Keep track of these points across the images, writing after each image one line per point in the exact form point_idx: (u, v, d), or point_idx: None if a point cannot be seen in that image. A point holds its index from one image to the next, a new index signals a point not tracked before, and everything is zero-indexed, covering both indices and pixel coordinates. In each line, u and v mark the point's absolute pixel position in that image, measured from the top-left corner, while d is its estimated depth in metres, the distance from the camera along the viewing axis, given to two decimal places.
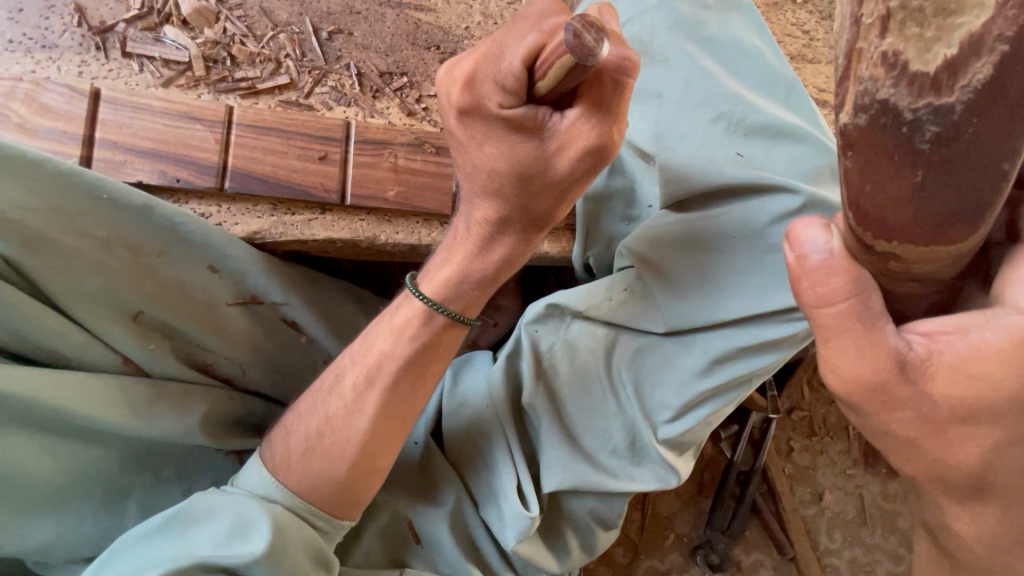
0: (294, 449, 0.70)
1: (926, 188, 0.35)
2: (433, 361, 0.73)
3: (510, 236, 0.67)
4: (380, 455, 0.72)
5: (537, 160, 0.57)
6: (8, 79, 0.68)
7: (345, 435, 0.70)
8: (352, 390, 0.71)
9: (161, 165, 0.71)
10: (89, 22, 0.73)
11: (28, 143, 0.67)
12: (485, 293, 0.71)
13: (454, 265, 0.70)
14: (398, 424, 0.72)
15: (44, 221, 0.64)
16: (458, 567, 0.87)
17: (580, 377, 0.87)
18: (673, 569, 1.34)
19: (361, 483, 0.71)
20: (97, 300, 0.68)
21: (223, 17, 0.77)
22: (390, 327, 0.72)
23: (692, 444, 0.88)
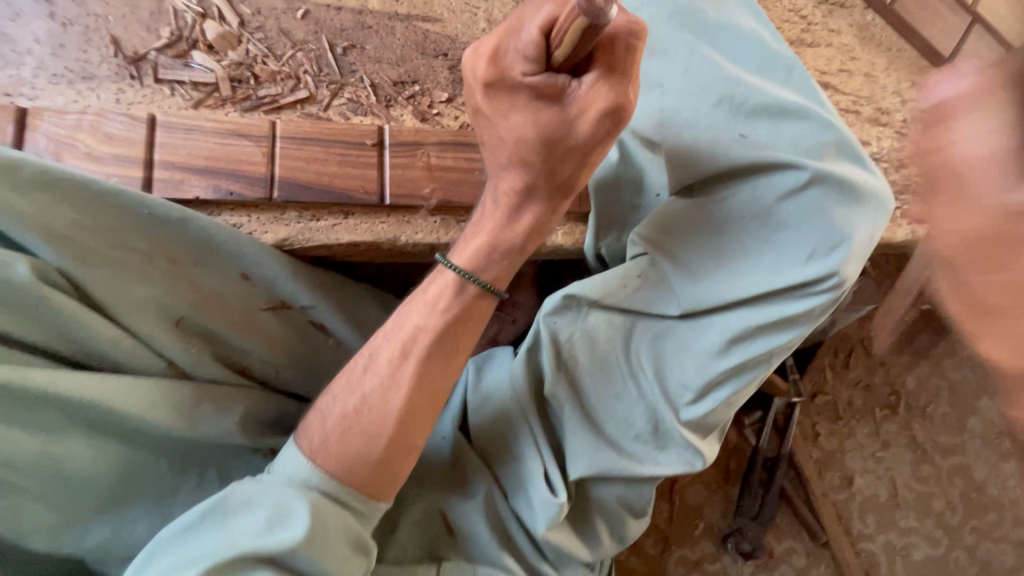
0: (331, 436, 0.73)
1: None
2: (461, 342, 0.76)
3: (536, 205, 0.70)
4: (413, 435, 0.75)
5: (560, 125, 0.62)
6: (75, 112, 0.75)
7: (381, 418, 0.73)
8: (385, 376, 0.74)
9: (215, 181, 0.77)
10: (124, 52, 0.79)
11: (96, 169, 0.74)
12: (514, 263, 0.74)
13: (483, 238, 0.72)
14: (431, 406, 0.76)
15: (93, 236, 0.69)
16: (492, 555, 0.89)
17: (600, 364, 0.89)
18: (705, 559, 1.34)
19: (396, 465, 0.74)
20: (143, 309, 0.72)
21: (244, 39, 0.82)
22: (420, 306, 0.75)
23: (718, 425, 0.88)
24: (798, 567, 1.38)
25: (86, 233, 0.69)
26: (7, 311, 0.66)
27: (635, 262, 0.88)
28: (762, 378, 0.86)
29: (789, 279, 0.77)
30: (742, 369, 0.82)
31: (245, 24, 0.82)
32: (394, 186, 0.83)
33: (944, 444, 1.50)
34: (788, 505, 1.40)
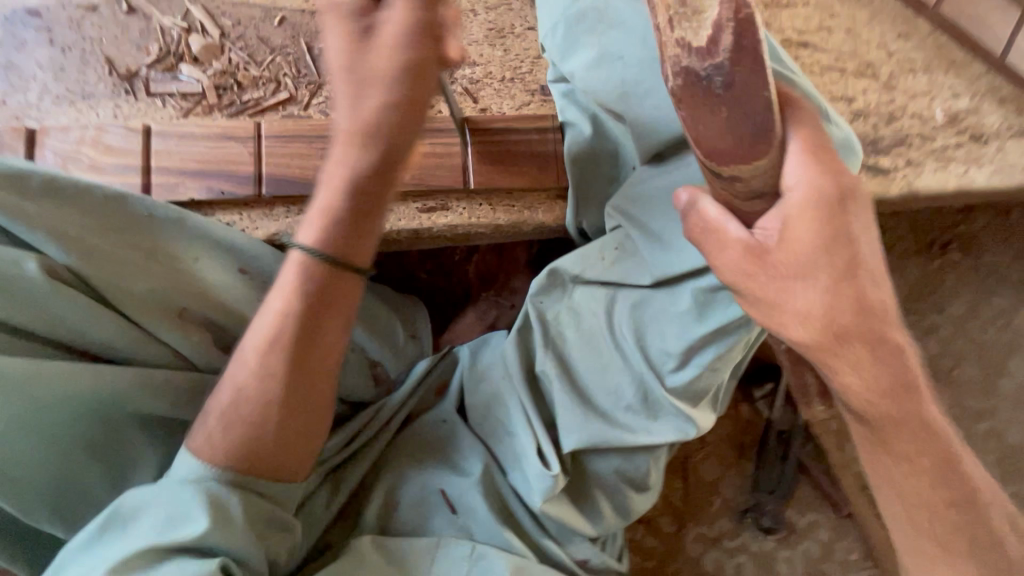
0: (218, 433, 0.71)
1: (732, 118, 0.48)
2: (327, 318, 0.73)
3: (358, 166, 0.69)
4: (292, 420, 0.73)
5: (347, 68, 0.65)
6: (78, 128, 0.81)
7: (266, 404, 0.71)
8: (257, 366, 0.72)
9: (208, 182, 0.82)
10: (118, 70, 0.85)
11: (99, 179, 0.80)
12: (325, 237, 0.71)
13: (313, 213, 0.72)
14: (310, 391, 0.74)
15: (96, 234, 0.74)
16: (494, 530, 0.89)
17: (586, 338, 0.92)
18: (723, 535, 1.32)
19: (293, 446, 0.73)
20: (146, 301, 0.76)
21: (227, 48, 0.87)
22: (281, 291, 0.72)
23: (708, 393, 0.88)
24: (823, 542, 1.34)
25: (89, 232, 0.73)
26: (18, 307, 0.70)
27: (611, 235, 0.90)
28: (744, 343, 0.85)
29: None
30: (721, 334, 0.82)
31: (227, 35, 0.88)
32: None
33: (973, 409, 1.45)
34: (807, 478, 1.36)
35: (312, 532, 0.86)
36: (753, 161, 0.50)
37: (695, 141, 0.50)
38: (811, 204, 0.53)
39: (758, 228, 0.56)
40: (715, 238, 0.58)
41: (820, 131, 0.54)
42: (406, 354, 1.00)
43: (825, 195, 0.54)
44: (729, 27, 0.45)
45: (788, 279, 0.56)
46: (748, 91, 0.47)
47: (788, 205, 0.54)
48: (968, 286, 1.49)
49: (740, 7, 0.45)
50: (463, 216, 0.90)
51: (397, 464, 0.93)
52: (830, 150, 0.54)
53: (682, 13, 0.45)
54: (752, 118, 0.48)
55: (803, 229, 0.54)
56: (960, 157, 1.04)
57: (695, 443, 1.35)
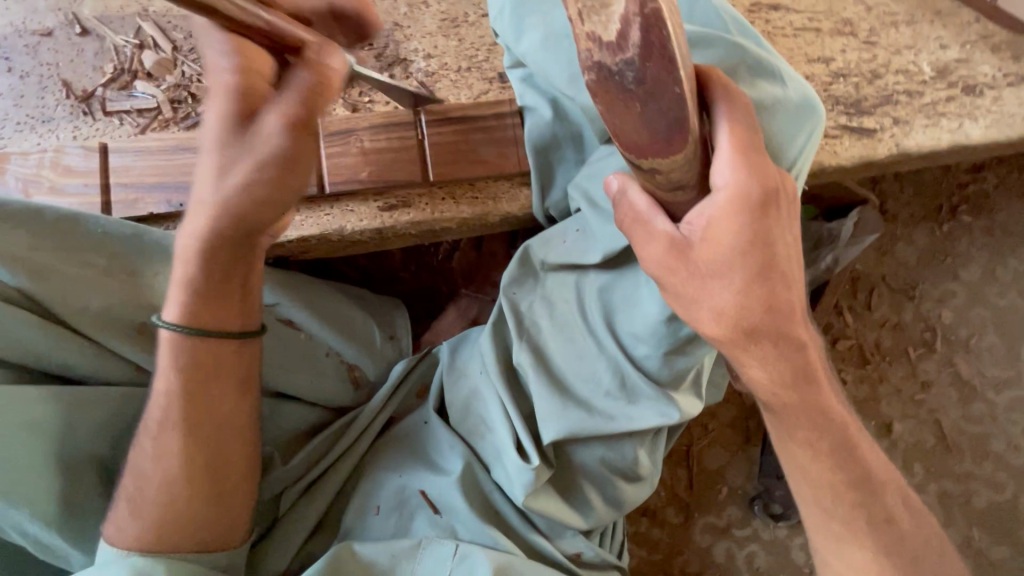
0: (133, 521, 0.71)
1: (645, 112, 0.51)
2: (215, 388, 0.76)
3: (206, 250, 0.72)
4: (193, 490, 0.73)
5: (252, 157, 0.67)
6: (38, 153, 0.82)
7: (168, 483, 0.73)
8: (153, 444, 0.74)
9: (167, 195, 0.82)
10: (75, 93, 0.86)
11: (61, 200, 0.81)
12: (210, 309, 0.75)
13: (182, 288, 0.74)
14: (213, 452, 0.75)
15: (47, 257, 0.73)
16: (476, 529, 0.86)
17: (560, 326, 0.90)
18: (733, 524, 1.27)
19: (212, 513, 0.74)
20: (101, 319, 0.75)
21: (179, 62, 0.87)
22: (162, 371, 0.75)
23: (688, 373, 0.85)
24: None
25: (38, 255, 0.73)
26: None
27: (575, 219, 0.90)
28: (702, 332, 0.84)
29: None
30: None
31: (179, 49, 0.88)
32: (333, 175, 0.85)
33: (995, 378, 1.37)
34: None
35: (295, 541, 0.85)
36: (671, 155, 0.54)
37: (615, 134, 0.54)
38: (737, 205, 0.59)
39: (684, 223, 0.62)
40: (644, 233, 0.64)
41: (749, 139, 0.59)
42: (384, 356, 0.98)
43: (751, 197, 0.59)
44: (637, 22, 0.46)
45: (705, 275, 0.62)
46: (658, 86, 0.49)
47: (714, 205, 0.60)
48: (982, 249, 1.41)
49: (646, 2, 0.46)
50: (425, 210, 0.89)
51: (377, 466, 0.91)
52: (755, 156, 0.60)
53: (591, 6, 0.46)
54: (667, 115, 0.51)
55: (723, 228, 0.60)
56: (953, 112, 0.97)
57: (697, 430, 1.30)
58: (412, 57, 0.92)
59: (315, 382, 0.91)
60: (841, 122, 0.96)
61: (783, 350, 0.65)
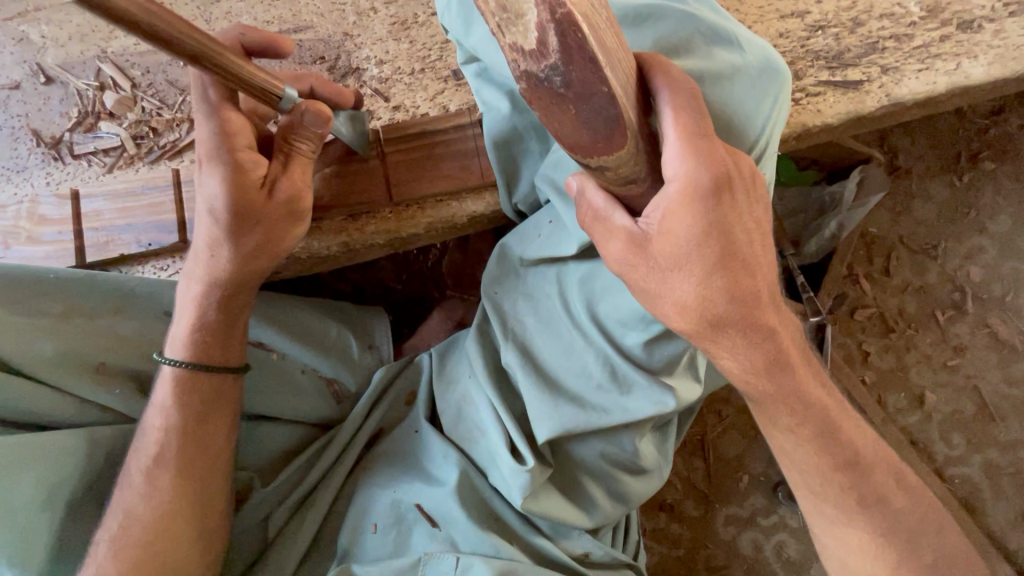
0: (106, 567, 0.69)
1: (579, 110, 0.47)
2: (211, 420, 0.76)
3: (211, 290, 0.75)
4: (179, 525, 0.73)
5: (253, 207, 0.70)
6: (15, 204, 0.84)
7: (155, 523, 0.72)
8: (143, 475, 0.73)
9: (138, 234, 0.82)
10: (45, 140, 0.88)
11: (37, 248, 0.82)
12: (225, 341, 0.77)
13: (191, 325, 0.76)
14: (204, 478, 0.75)
15: (4, 308, 0.74)
16: (476, 540, 0.83)
17: (545, 320, 0.83)
18: (757, 514, 1.21)
19: (197, 539, 0.73)
20: (57, 363, 0.74)
21: (139, 98, 0.89)
22: (159, 407, 0.75)
23: (681, 358, 0.77)
24: None
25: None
26: None
27: (547, 210, 0.84)
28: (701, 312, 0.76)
29: None
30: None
31: (138, 85, 0.90)
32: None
33: None
34: None
35: (291, 561, 0.85)
36: (617, 151, 0.51)
37: (556, 137, 0.51)
38: (689, 200, 0.55)
39: (645, 218, 0.58)
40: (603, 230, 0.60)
41: (698, 116, 0.54)
42: (363, 367, 0.97)
43: (703, 190, 0.55)
44: (552, 27, 0.43)
45: (665, 271, 0.58)
46: (588, 87, 0.46)
47: (667, 197, 0.55)
48: (1009, 197, 1.29)
49: (557, 6, 0.43)
50: (390, 220, 0.87)
51: (369, 481, 0.89)
52: (706, 137, 0.55)
53: (506, 18, 0.44)
54: (601, 113, 0.47)
55: (684, 230, 0.56)
56: (949, 52, 0.89)
57: (711, 417, 1.25)
58: (364, 65, 0.92)
59: (295, 400, 0.92)
60: (823, 78, 0.89)
61: (757, 330, 0.60)
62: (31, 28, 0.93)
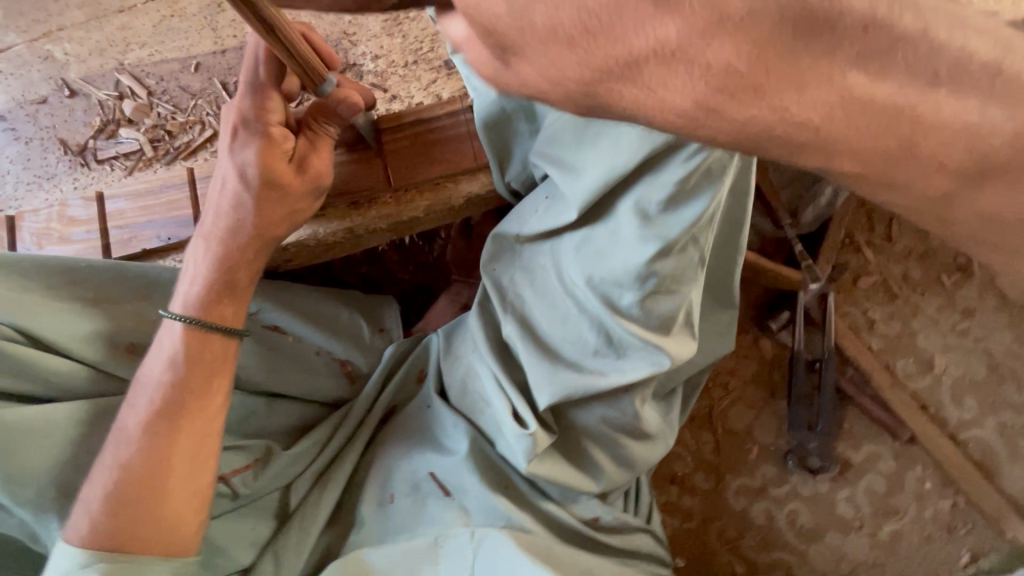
0: (99, 523, 0.73)
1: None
2: (212, 385, 0.81)
3: (217, 253, 0.80)
4: (197, 485, 0.78)
5: (275, 176, 0.76)
6: (48, 207, 0.91)
7: (153, 482, 0.76)
8: (156, 451, 0.77)
9: (160, 230, 0.88)
10: (71, 148, 0.95)
11: (70, 247, 0.88)
12: (231, 303, 0.82)
13: (197, 286, 0.80)
14: (199, 446, 0.79)
15: (40, 293, 0.81)
16: (487, 507, 0.87)
17: (543, 292, 0.85)
18: (769, 484, 1.21)
19: (179, 506, 0.76)
20: (90, 340, 0.81)
21: (154, 104, 0.95)
22: (161, 367, 0.79)
23: (677, 316, 0.78)
24: (887, 473, 1.20)
25: (29, 291, 0.80)
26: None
27: (544, 186, 0.86)
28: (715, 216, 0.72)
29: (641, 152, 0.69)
30: (673, 246, 0.70)
31: (153, 93, 0.96)
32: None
33: None
34: (855, 406, 1.22)
35: (311, 530, 0.88)
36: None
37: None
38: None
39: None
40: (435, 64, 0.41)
41: None
42: (374, 348, 1.04)
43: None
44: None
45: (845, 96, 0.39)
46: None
47: None
48: None
49: None
50: (391, 204, 0.91)
51: (384, 453, 0.94)
52: None
53: None
54: None
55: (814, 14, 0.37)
56: None
57: (717, 390, 1.26)
58: (361, 61, 0.98)
59: (307, 379, 0.97)
60: None
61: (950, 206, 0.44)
62: (55, 46, 1.01)
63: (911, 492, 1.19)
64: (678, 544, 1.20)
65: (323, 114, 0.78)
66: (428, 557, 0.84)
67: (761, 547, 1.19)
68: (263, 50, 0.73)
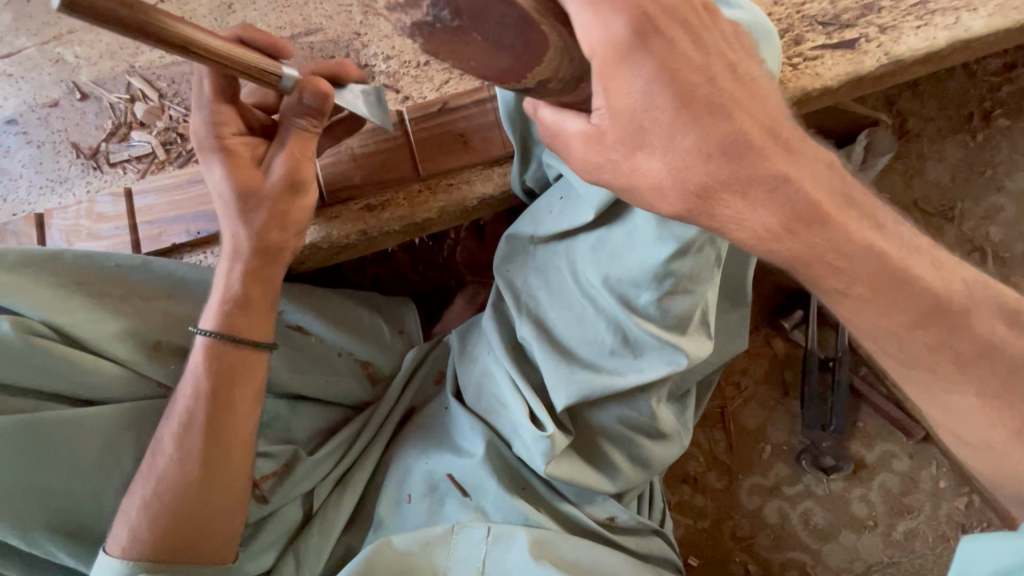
0: (141, 531, 0.75)
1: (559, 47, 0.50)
2: (234, 393, 0.80)
3: (237, 269, 0.79)
4: (215, 487, 0.78)
5: (255, 191, 0.75)
6: (74, 204, 0.90)
7: (189, 495, 0.77)
8: (178, 455, 0.77)
9: (188, 225, 0.88)
10: (84, 152, 0.95)
11: (98, 243, 0.88)
12: (251, 316, 0.81)
13: (217, 300, 0.80)
14: (227, 454, 0.79)
15: (70, 290, 0.79)
16: (505, 507, 0.87)
17: (558, 294, 0.85)
18: (782, 483, 1.21)
19: (215, 515, 0.77)
20: (120, 338, 0.80)
21: (166, 107, 0.95)
22: (187, 386, 0.79)
23: (694, 316, 0.78)
24: (901, 472, 1.20)
25: (64, 287, 0.79)
26: (12, 367, 0.75)
27: (557, 186, 0.86)
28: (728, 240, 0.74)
29: (598, 197, 0.76)
30: (690, 246, 0.70)
31: (165, 95, 0.96)
32: (328, 185, 0.90)
33: None
34: (869, 406, 1.21)
35: (332, 533, 0.89)
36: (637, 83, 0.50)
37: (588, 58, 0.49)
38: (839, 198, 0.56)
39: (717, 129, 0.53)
40: (561, 142, 0.57)
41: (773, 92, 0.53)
42: (395, 350, 1.03)
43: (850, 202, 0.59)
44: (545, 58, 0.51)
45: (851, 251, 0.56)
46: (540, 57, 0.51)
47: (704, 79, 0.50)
48: None
49: None
50: (404, 206, 0.91)
51: (402, 454, 0.94)
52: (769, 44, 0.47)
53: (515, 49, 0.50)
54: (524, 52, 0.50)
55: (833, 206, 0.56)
56: (948, 7, 0.90)
57: (730, 390, 1.26)
58: (373, 61, 0.97)
59: (331, 380, 0.96)
60: (820, 42, 0.90)
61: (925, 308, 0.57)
62: (66, 49, 1.00)
63: (925, 491, 1.19)
64: (691, 543, 1.20)
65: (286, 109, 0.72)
66: (444, 553, 0.84)
67: (775, 547, 1.19)
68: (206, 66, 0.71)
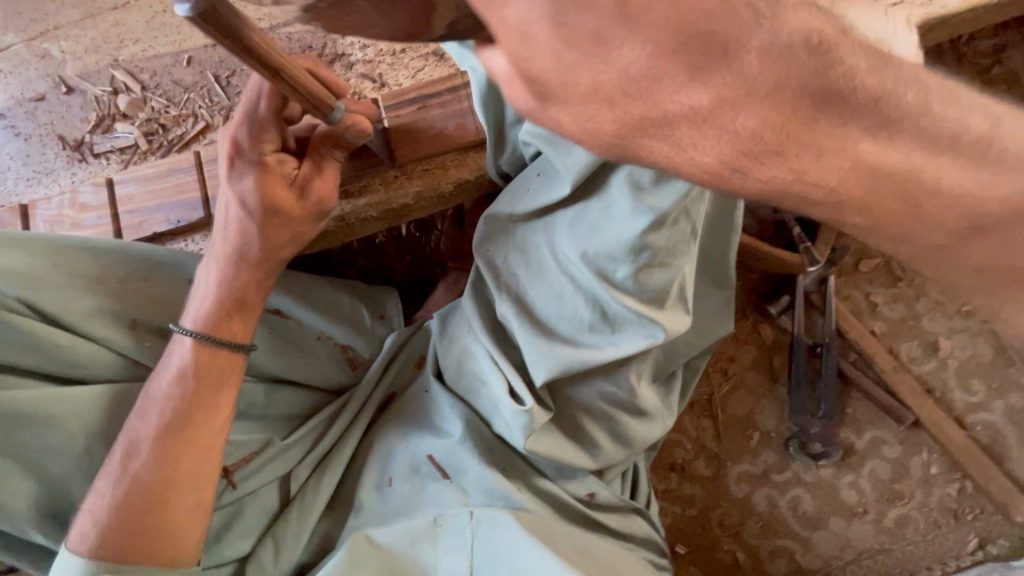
0: (107, 531, 0.74)
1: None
2: (215, 385, 0.82)
3: (225, 270, 0.80)
4: (190, 468, 0.79)
5: (280, 207, 0.77)
6: (58, 195, 0.92)
7: (159, 492, 0.77)
8: (156, 438, 0.79)
9: (168, 213, 0.89)
10: (69, 144, 0.97)
11: (80, 232, 0.90)
12: (241, 315, 0.83)
13: (209, 301, 0.81)
14: (198, 448, 0.80)
15: (43, 269, 0.81)
16: (483, 489, 0.87)
17: (538, 273, 0.84)
18: (770, 470, 1.20)
19: (182, 510, 0.78)
20: (95, 316, 0.82)
21: (148, 99, 0.97)
22: (169, 372, 0.81)
23: (671, 289, 0.77)
24: (892, 458, 1.18)
25: (38, 266, 0.80)
26: None
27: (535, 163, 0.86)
28: (698, 216, 0.75)
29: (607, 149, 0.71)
30: (665, 219, 0.70)
31: (147, 88, 0.98)
32: None
33: None
34: (858, 391, 1.20)
35: (309, 518, 0.88)
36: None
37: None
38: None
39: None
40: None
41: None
42: (376, 335, 1.04)
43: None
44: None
45: None
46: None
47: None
48: None
49: None
50: (381, 190, 0.92)
51: (382, 438, 0.94)
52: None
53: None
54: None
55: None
56: None
57: (717, 377, 1.25)
58: (349, 50, 0.99)
59: (312, 365, 0.97)
60: None
61: None
62: (52, 45, 1.03)
63: (916, 478, 1.17)
64: (678, 531, 1.20)
65: (332, 141, 0.78)
66: (423, 538, 0.83)
67: (763, 535, 1.18)
68: (264, 86, 0.72)
